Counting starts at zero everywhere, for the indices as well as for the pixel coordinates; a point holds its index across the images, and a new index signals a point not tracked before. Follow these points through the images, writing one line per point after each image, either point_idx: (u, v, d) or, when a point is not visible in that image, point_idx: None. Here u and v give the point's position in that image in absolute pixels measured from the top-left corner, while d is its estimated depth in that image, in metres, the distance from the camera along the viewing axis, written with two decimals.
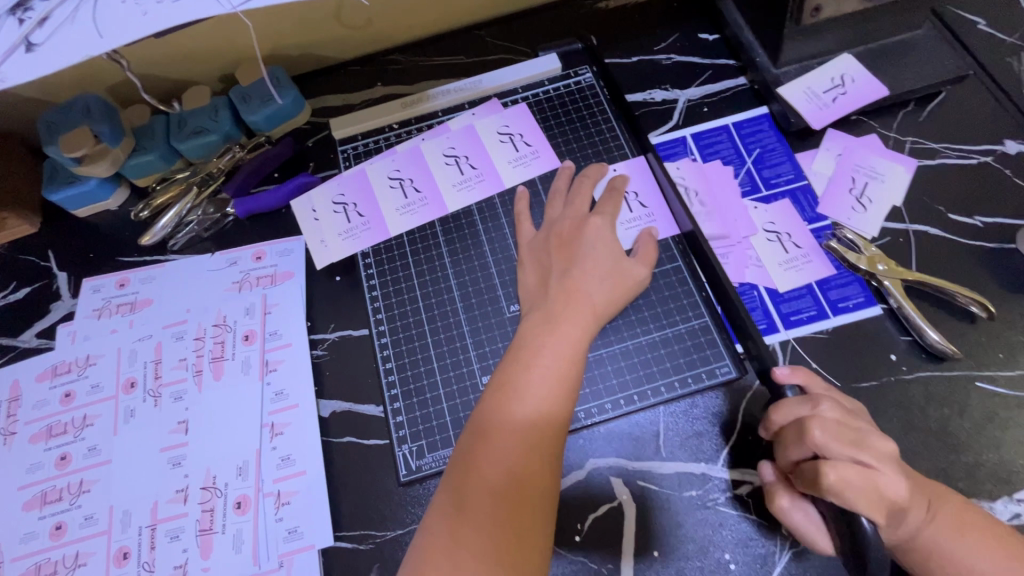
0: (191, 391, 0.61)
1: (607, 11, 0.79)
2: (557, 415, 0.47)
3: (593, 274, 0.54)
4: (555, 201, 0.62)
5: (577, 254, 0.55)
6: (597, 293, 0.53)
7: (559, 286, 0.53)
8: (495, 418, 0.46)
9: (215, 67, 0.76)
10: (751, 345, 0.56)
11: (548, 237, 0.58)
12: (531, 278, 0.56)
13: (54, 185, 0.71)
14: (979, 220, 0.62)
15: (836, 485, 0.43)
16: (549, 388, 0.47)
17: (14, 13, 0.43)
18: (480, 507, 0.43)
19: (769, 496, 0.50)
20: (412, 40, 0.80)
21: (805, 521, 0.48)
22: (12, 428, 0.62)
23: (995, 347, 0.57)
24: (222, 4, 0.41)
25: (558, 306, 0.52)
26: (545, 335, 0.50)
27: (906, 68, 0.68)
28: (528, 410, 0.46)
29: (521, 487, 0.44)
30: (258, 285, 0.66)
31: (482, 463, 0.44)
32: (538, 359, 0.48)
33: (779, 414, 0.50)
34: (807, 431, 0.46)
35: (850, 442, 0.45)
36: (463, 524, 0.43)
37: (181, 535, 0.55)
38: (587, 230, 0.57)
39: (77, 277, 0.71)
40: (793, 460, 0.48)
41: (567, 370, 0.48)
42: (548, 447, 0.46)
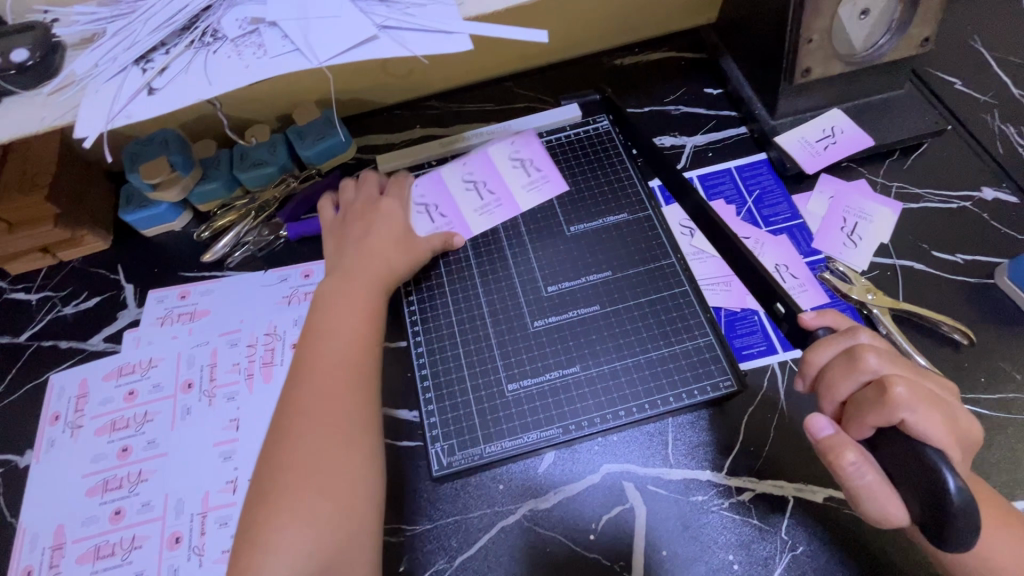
0: (242, 392, 0.68)
1: (622, 67, 0.89)
2: (368, 344, 0.61)
3: (382, 244, 0.68)
4: (349, 185, 0.75)
5: (363, 243, 0.69)
6: (394, 258, 0.68)
7: (354, 253, 0.68)
8: (311, 354, 0.60)
9: (274, 108, 0.86)
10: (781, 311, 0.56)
11: (345, 218, 0.72)
12: (331, 248, 0.71)
13: (129, 208, 0.80)
14: (960, 257, 0.69)
15: (907, 399, 0.40)
16: (352, 333, 0.61)
17: (138, 64, 0.52)
18: (303, 422, 0.56)
19: (831, 450, 0.42)
20: (447, 89, 0.91)
21: (872, 475, 0.41)
22: (79, 421, 0.69)
23: (978, 372, 0.62)
24: (311, 59, 0.50)
25: (352, 272, 0.66)
26: (340, 298, 0.64)
27: (890, 122, 0.76)
28: (336, 341, 0.60)
29: (335, 405, 0.57)
30: (306, 300, 0.74)
31: (302, 387, 0.58)
32: (341, 300, 0.64)
33: (817, 354, 0.47)
34: (862, 356, 0.44)
35: (908, 371, 0.44)
36: (296, 422, 0.56)
37: (229, 522, 0.61)
38: (378, 207, 0.72)
39: (143, 289, 0.79)
40: (841, 399, 0.45)
41: (366, 309, 0.64)
42: (358, 372, 0.59)
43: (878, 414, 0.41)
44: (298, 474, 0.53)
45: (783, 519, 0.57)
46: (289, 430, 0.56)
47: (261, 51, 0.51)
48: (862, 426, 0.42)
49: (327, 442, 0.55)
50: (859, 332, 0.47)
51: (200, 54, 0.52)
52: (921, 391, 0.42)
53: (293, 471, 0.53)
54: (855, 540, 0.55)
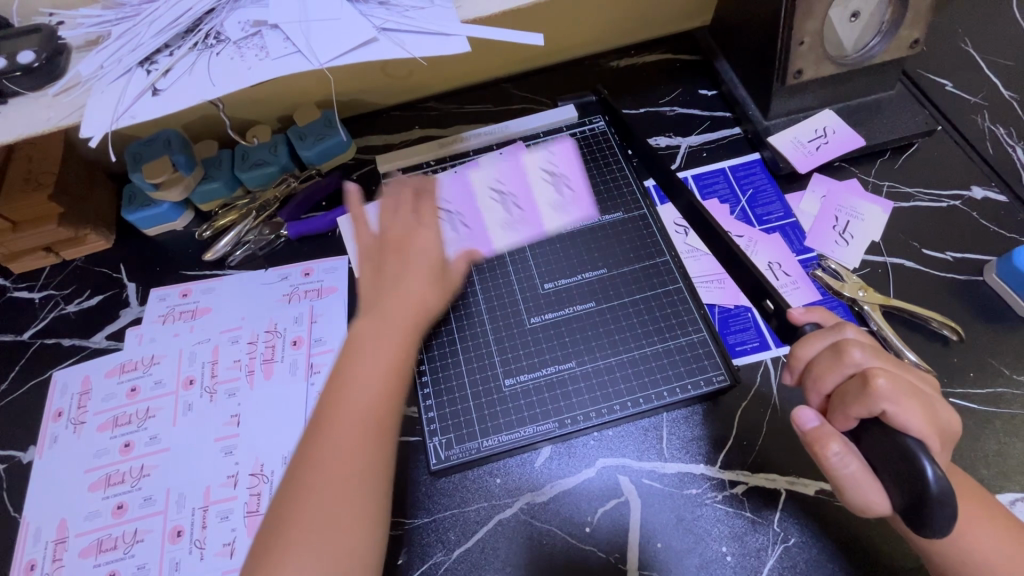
0: (243, 388, 0.69)
1: (618, 69, 0.90)
2: (395, 393, 0.55)
3: (415, 280, 0.61)
4: (390, 207, 0.67)
5: (399, 266, 0.62)
6: (427, 297, 0.61)
7: (387, 289, 0.60)
8: (338, 400, 0.54)
9: (276, 109, 0.88)
10: (770, 308, 0.57)
11: (380, 241, 0.64)
12: (364, 280, 0.62)
13: (131, 207, 0.81)
14: (950, 255, 0.70)
15: (888, 390, 0.41)
16: (380, 384, 0.55)
17: (142, 66, 0.54)
18: (318, 484, 0.50)
19: (816, 440, 0.43)
20: (446, 90, 0.92)
21: (855, 465, 0.42)
22: (81, 417, 0.70)
23: (967, 367, 0.63)
24: (311, 60, 0.51)
25: (385, 311, 0.59)
26: (368, 342, 0.57)
27: (881, 122, 0.77)
28: (363, 390, 0.54)
29: (356, 465, 0.51)
30: (306, 298, 0.75)
31: (322, 441, 0.52)
32: (369, 343, 0.57)
33: (804, 349, 0.48)
34: (846, 349, 0.44)
35: (891, 364, 0.44)
36: (308, 480, 0.50)
37: (230, 516, 0.61)
38: (416, 239, 0.64)
39: (145, 287, 0.80)
40: (826, 392, 0.45)
41: (398, 355, 0.57)
42: (383, 426, 0.54)
43: (861, 406, 0.41)
44: (300, 542, 0.48)
45: (774, 512, 0.58)
46: (299, 492, 0.50)
47: (263, 53, 0.52)
48: (846, 418, 0.43)
49: (338, 507, 0.50)
50: (845, 326, 0.47)
51: (203, 56, 0.53)
52: (905, 383, 0.42)
53: (296, 536, 0.48)
54: (845, 532, 0.56)
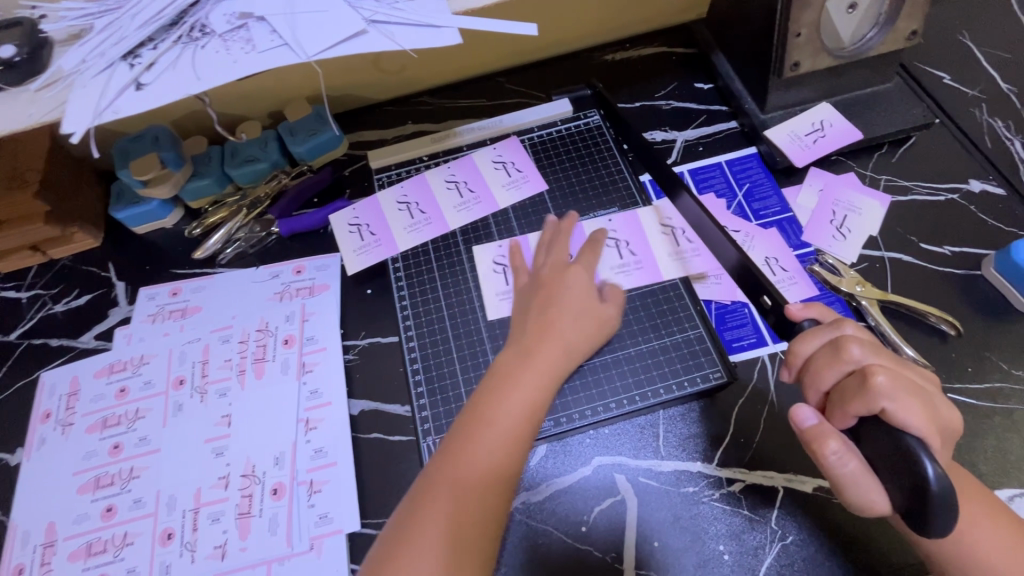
0: (234, 388, 0.68)
1: (613, 62, 0.89)
2: (535, 423, 0.53)
3: (569, 317, 0.59)
4: (541, 249, 0.67)
5: (556, 296, 0.60)
6: (572, 333, 0.59)
7: (536, 323, 0.58)
8: (484, 413, 0.52)
9: (266, 105, 0.86)
10: (768, 303, 0.56)
11: (535, 281, 0.63)
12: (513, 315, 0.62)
13: (119, 205, 0.80)
14: (948, 249, 0.69)
15: (886, 387, 0.41)
16: (525, 414, 0.52)
17: (126, 60, 0.52)
18: (448, 502, 0.47)
19: (815, 438, 0.43)
20: (439, 84, 0.91)
21: (854, 464, 0.42)
22: (70, 419, 0.69)
23: (965, 362, 0.62)
24: (298, 53, 0.50)
25: (533, 346, 0.57)
26: (521, 370, 0.55)
27: (879, 115, 0.77)
28: (512, 416, 0.52)
29: (490, 489, 0.48)
30: (298, 296, 0.74)
31: (458, 460, 0.49)
32: (527, 372, 0.54)
33: (802, 346, 0.48)
34: (845, 347, 0.44)
35: (890, 361, 0.44)
36: (437, 494, 0.48)
37: (221, 518, 0.61)
38: (568, 276, 0.62)
39: (134, 286, 0.79)
40: (825, 390, 0.45)
41: (541, 395, 0.54)
42: (520, 455, 0.51)
43: (860, 403, 0.42)
44: (419, 556, 0.45)
45: (772, 510, 0.57)
46: (426, 504, 0.47)
47: (249, 46, 0.51)
48: (844, 415, 0.43)
49: (469, 527, 0.47)
50: (844, 323, 0.47)
51: (188, 49, 0.52)
52: (903, 380, 0.42)
53: (415, 548, 0.45)
54: (843, 530, 0.55)
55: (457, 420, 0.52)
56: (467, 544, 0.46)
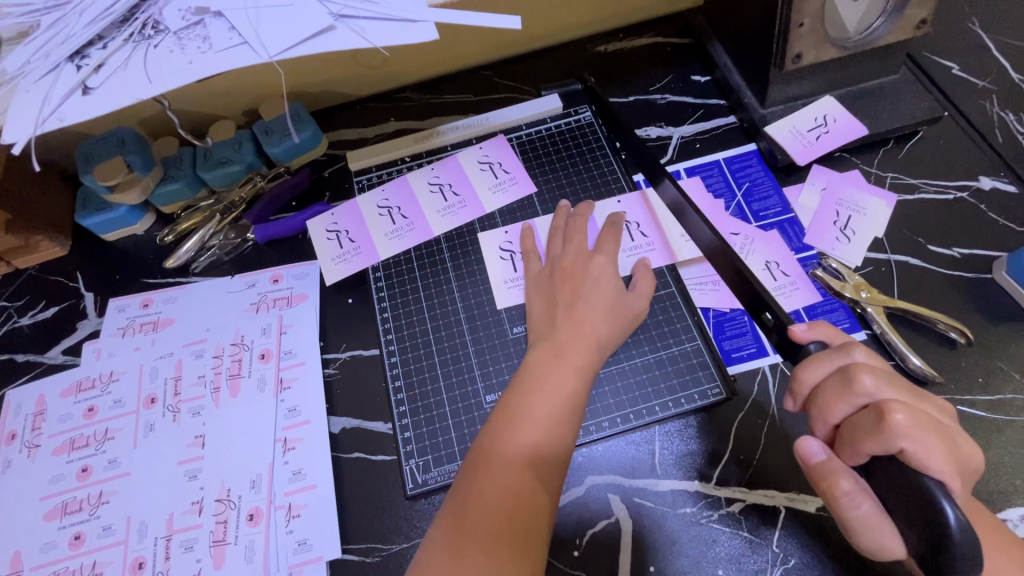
0: (208, 407, 0.65)
1: (605, 54, 0.85)
2: (575, 411, 0.53)
3: (598, 309, 0.59)
4: (556, 238, 0.67)
5: (580, 290, 0.61)
6: (602, 327, 0.59)
7: (565, 318, 0.59)
8: (521, 405, 0.53)
9: (240, 103, 0.82)
10: (769, 321, 0.54)
11: (552, 272, 0.64)
12: (537, 307, 0.62)
13: (86, 211, 0.76)
14: (957, 251, 0.66)
15: (906, 426, 0.37)
16: (562, 402, 0.53)
17: (72, 60, 0.48)
18: (495, 488, 0.48)
19: (826, 477, 0.41)
20: (423, 79, 0.86)
21: (868, 506, 0.40)
22: (36, 440, 0.65)
23: (975, 372, 0.59)
24: (259, 53, 0.46)
25: (565, 339, 0.57)
26: (553, 362, 0.55)
27: (885, 109, 0.73)
28: (549, 404, 0.53)
29: (535, 473, 0.49)
30: (275, 307, 0.70)
31: (499, 448, 0.50)
32: (560, 363, 0.55)
33: (809, 374, 0.45)
34: (857, 377, 0.41)
35: (905, 391, 0.41)
36: (484, 481, 0.49)
37: (195, 546, 0.58)
38: (591, 267, 0.63)
39: (103, 297, 0.75)
40: (835, 423, 0.42)
41: (574, 389, 0.54)
42: (562, 443, 0.52)
43: (876, 443, 0.38)
44: (470, 538, 0.46)
45: (774, 532, 0.54)
46: (472, 490, 0.49)
47: (206, 45, 0.47)
48: (857, 454, 0.40)
49: (514, 511, 0.47)
50: (853, 348, 0.44)
51: (140, 48, 0.48)
52: (923, 415, 0.39)
53: (466, 531, 0.46)
54: (848, 553, 0.53)
55: (496, 411, 0.54)
56: (519, 526, 0.47)
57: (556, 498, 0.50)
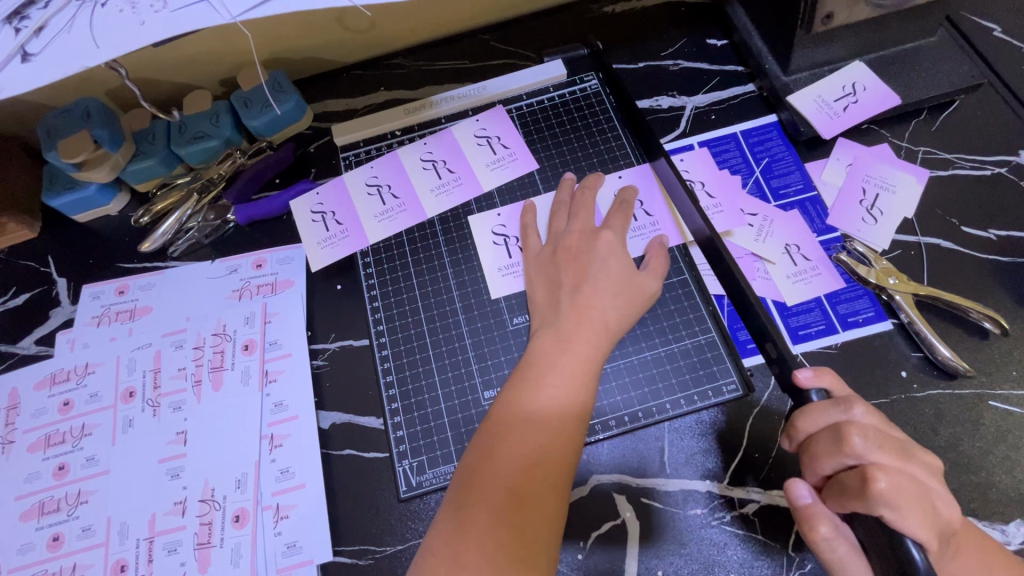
0: (189, 401, 0.61)
1: (614, 15, 0.78)
2: (583, 402, 0.49)
3: (607, 293, 0.55)
4: (559, 213, 0.62)
5: (587, 271, 0.56)
6: (612, 311, 0.54)
7: (570, 304, 0.54)
8: (526, 399, 0.49)
9: (217, 70, 0.75)
10: (772, 352, 0.51)
11: (555, 252, 0.59)
12: (540, 293, 0.58)
13: (53, 191, 0.70)
14: (992, 233, 0.61)
15: (888, 494, 0.40)
16: (568, 394, 0.49)
17: (10, 21, 0.42)
18: (496, 489, 0.44)
19: (808, 520, 0.44)
20: (415, 44, 0.79)
21: (845, 547, 0.43)
22: (10, 436, 0.62)
23: (1009, 365, 0.55)
24: (222, 13, 0.40)
25: (570, 326, 0.53)
26: (559, 351, 0.51)
27: (920, 76, 0.66)
28: (553, 396, 0.49)
29: (540, 472, 0.45)
30: (258, 293, 0.65)
31: (500, 445, 0.46)
32: (565, 351, 0.51)
33: (806, 423, 0.46)
34: (848, 438, 0.42)
35: (893, 453, 0.43)
36: (483, 482, 0.45)
37: (179, 548, 0.55)
38: (597, 245, 0.58)
39: (77, 283, 0.70)
40: (824, 473, 0.44)
41: (584, 381, 0.50)
42: (569, 437, 0.47)
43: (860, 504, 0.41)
44: (472, 540, 0.42)
45: (789, 536, 0.51)
46: (468, 491, 0.45)
47: (160, 2, 0.41)
48: (841, 506, 0.42)
49: (520, 512, 0.44)
50: (852, 405, 0.44)
51: (85, 7, 0.42)
52: (908, 481, 0.41)
53: (464, 536, 0.43)
54: None
55: (499, 405, 0.50)
56: (523, 529, 0.43)
57: (566, 495, 0.46)
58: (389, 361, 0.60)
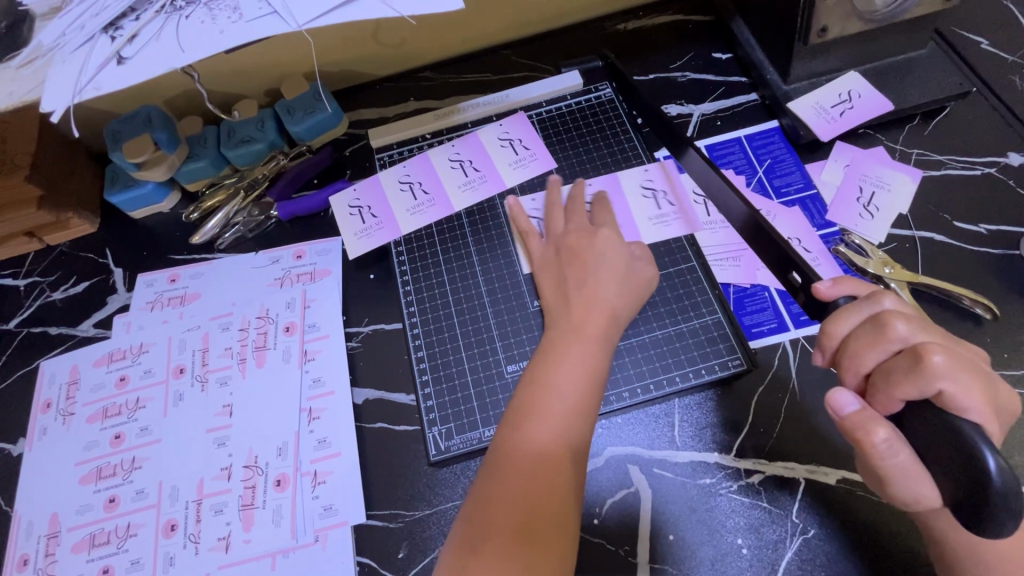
0: (235, 377, 0.66)
1: (625, 32, 0.84)
2: (588, 398, 0.52)
3: (609, 282, 0.59)
4: (554, 214, 0.66)
5: (587, 263, 0.60)
6: (616, 299, 0.58)
7: (578, 297, 0.58)
8: (535, 400, 0.51)
9: (263, 81, 0.83)
10: (796, 280, 0.54)
11: (557, 249, 0.63)
12: (548, 287, 0.61)
13: (114, 189, 0.77)
14: (983, 227, 0.65)
15: (944, 367, 0.39)
16: (575, 392, 0.52)
17: (107, 32, 0.48)
18: (510, 490, 0.47)
19: (861, 427, 0.40)
20: (442, 58, 0.86)
21: (906, 455, 0.39)
22: (71, 408, 0.67)
23: (1000, 347, 0.59)
24: (289, 22, 0.46)
25: (581, 315, 0.56)
26: (566, 350, 0.54)
27: (912, 85, 0.72)
28: (559, 400, 0.51)
29: (549, 471, 0.48)
30: (298, 281, 0.71)
31: (511, 450, 0.49)
32: (566, 359, 0.53)
33: (839, 325, 0.45)
34: (890, 324, 0.42)
35: (938, 336, 0.43)
36: (497, 485, 0.48)
37: (225, 509, 0.59)
38: (597, 239, 0.62)
39: (132, 272, 0.76)
40: (866, 371, 0.44)
41: (588, 379, 0.53)
42: (576, 429, 0.50)
43: (912, 386, 0.40)
44: (488, 541, 0.45)
45: (794, 503, 0.54)
46: (484, 503, 0.47)
47: (236, 15, 0.47)
48: (891, 399, 0.41)
49: (532, 513, 0.46)
50: (881, 297, 0.45)
51: (171, 20, 0.48)
52: (957, 356, 0.40)
53: (481, 539, 0.46)
54: (868, 523, 0.53)
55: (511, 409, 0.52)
56: (541, 540, 0.46)
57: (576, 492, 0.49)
58: (420, 339, 0.65)
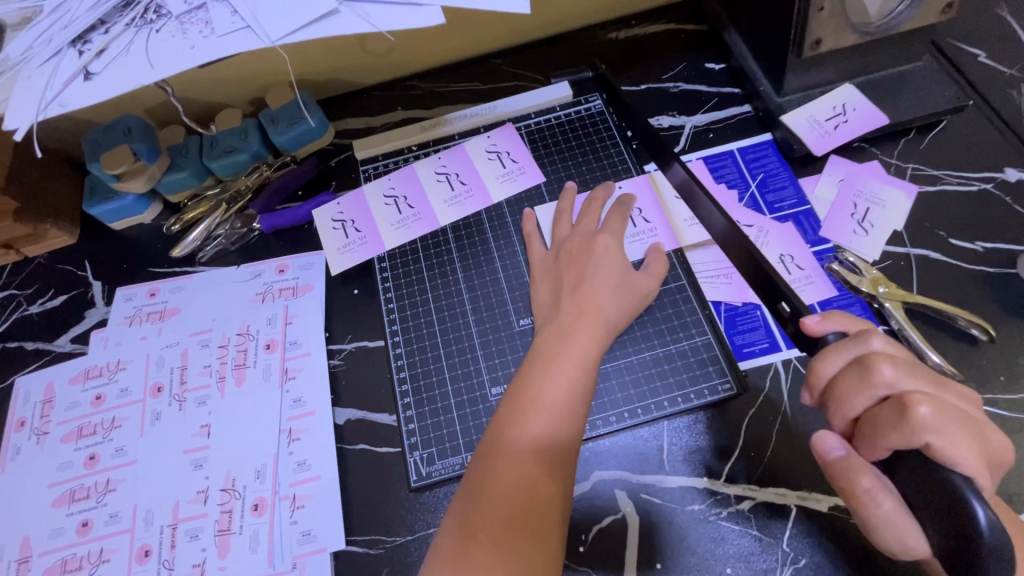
0: (213, 396, 0.64)
1: (617, 41, 0.83)
2: (584, 387, 0.52)
3: (604, 290, 0.59)
4: (563, 219, 0.66)
5: (585, 271, 0.60)
6: (610, 306, 0.58)
7: (573, 295, 0.58)
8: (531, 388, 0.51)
9: (247, 90, 0.81)
10: (785, 310, 0.52)
11: (558, 255, 0.63)
12: (544, 293, 0.61)
13: (92, 200, 0.75)
14: (979, 245, 0.64)
15: (931, 420, 0.37)
16: (571, 382, 0.51)
17: (74, 46, 0.47)
18: (503, 475, 0.47)
19: (845, 474, 0.40)
20: (430, 67, 0.85)
21: (891, 503, 0.39)
22: (45, 428, 0.66)
23: (996, 370, 0.58)
24: (261, 37, 0.44)
25: (576, 312, 0.57)
26: (562, 343, 0.54)
27: (908, 98, 0.70)
28: (554, 389, 0.51)
29: (544, 457, 0.48)
30: (280, 297, 0.69)
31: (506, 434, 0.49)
32: (563, 351, 0.53)
33: (826, 364, 0.44)
34: (875, 368, 0.41)
35: (928, 381, 0.41)
36: (491, 470, 0.47)
37: (201, 535, 0.58)
38: (597, 245, 0.62)
39: (111, 286, 0.75)
40: (853, 416, 0.42)
41: (584, 370, 0.53)
42: (573, 418, 0.50)
43: (898, 437, 0.38)
44: (481, 524, 0.45)
45: (784, 532, 0.53)
46: (471, 510, 0.46)
47: (208, 29, 0.46)
48: (877, 448, 0.40)
49: (524, 497, 0.46)
50: (869, 336, 0.43)
51: (141, 33, 0.47)
52: (947, 406, 0.38)
53: (473, 523, 0.45)
54: (860, 553, 0.51)
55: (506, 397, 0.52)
56: (530, 545, 0.44)
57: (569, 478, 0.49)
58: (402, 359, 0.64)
